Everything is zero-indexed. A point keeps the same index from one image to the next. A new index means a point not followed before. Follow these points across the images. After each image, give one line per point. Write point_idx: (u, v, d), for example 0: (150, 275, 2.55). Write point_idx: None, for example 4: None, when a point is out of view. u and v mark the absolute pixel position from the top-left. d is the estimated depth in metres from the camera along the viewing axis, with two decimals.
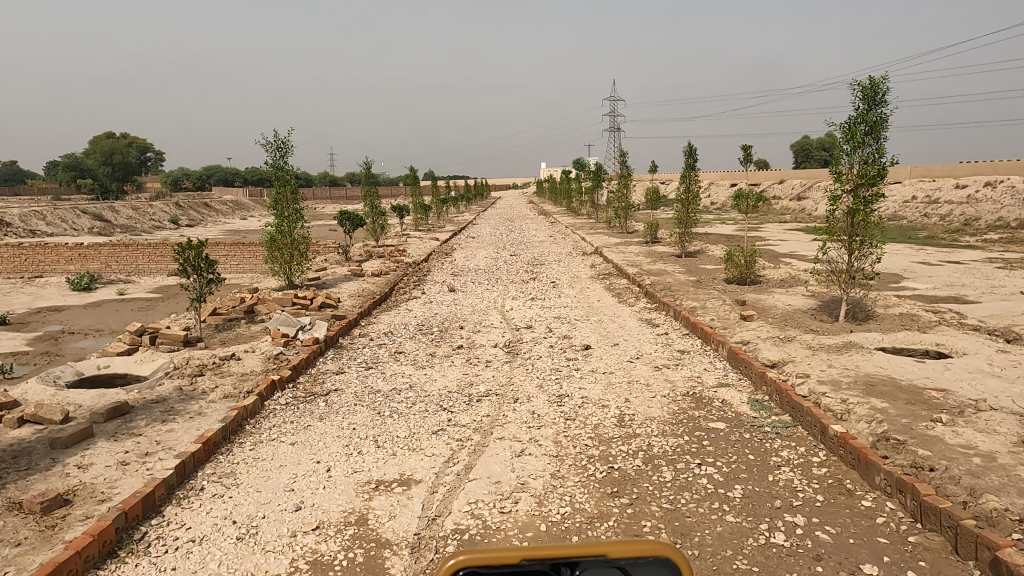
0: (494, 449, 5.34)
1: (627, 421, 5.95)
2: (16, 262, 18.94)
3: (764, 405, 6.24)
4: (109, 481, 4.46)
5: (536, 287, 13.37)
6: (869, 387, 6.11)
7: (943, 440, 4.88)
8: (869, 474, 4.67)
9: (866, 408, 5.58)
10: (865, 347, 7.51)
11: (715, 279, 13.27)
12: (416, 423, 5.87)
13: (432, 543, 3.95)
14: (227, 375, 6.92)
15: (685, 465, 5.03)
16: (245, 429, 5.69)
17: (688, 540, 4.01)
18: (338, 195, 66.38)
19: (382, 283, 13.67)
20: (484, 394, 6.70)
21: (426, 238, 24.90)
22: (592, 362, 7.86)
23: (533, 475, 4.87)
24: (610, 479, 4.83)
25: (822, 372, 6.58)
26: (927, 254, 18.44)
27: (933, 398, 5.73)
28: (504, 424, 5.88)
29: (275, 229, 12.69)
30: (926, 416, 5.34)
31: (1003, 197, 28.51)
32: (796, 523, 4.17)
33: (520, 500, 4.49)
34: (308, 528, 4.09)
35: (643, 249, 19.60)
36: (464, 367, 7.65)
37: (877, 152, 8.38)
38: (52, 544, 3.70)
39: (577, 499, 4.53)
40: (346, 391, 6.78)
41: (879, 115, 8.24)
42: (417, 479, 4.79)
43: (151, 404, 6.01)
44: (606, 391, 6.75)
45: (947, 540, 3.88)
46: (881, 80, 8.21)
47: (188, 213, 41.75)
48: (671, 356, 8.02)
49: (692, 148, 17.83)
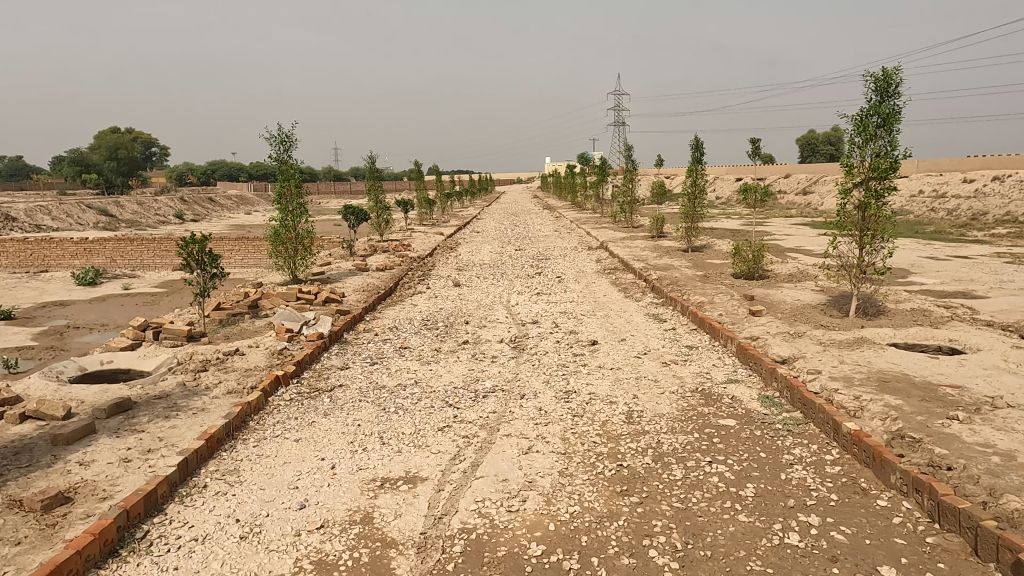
0: (501, 446, 5.27)
1: (635, 419, 5.86)
2: (21, 257, 19.04)
3: (775, 401, 6.15)
4: (111, 478, 4.38)
5: (542, 282, 13.34)
6: (882, 383, 5.97)
7: (960, 438, 4.75)
8: (884, 472, 4.57)
9: (880, 405, 5.44)
10: (877, 343, 7.38)
11: (722, 274, 13.17)
12: (422, 419, 5.80)
13: (439, 542, 3.89)
14: (231, 371, 6.83)
15: (696, 463, 4.94)
16: (249, 426, 5.62)
17: (700, 540, 3.93)
18: (343, 190, 66.69)
19: (387, 277, 13.63)
20: (490, 390, 6.62)
21: (431, 233, 24.78)
22: (599, 357, 7.77)
23: (541, 473, 4.79)
24: (619, 477, 4.74)
25: (834, 368, 6.46)
26: (935, 249, 18.25)
27: (949, 395, 5.60)
28: (511, 421, 5.79)
29: (279, 225, 12.55)
30: (942, 414, 5.20)
31: (1012, 190, 28.11)
32: (811, 523, 4.08)
33: (528, 498, 4.41)
34: (313, 526, 4.03)
35: (649, 244, 19.45)
36: (470, 363, 7.56)
37: (889, 145, 8.20)
38: (52, 544, 3.64)
39: (586, 497, 4.45)
40: (352, 386, 6.72)
41: (891, 108, 8.08)
42: (423, 477, 4.71)
43: (154, 400, 5.91)
44: (614, 388, 6.66)
45: (966, 541, 3.78)
46: (894, 71, 8.05)
47: (192, 208, 41.74)
48: (679, 352, 7.92)
49: (699, 141, 17.58)
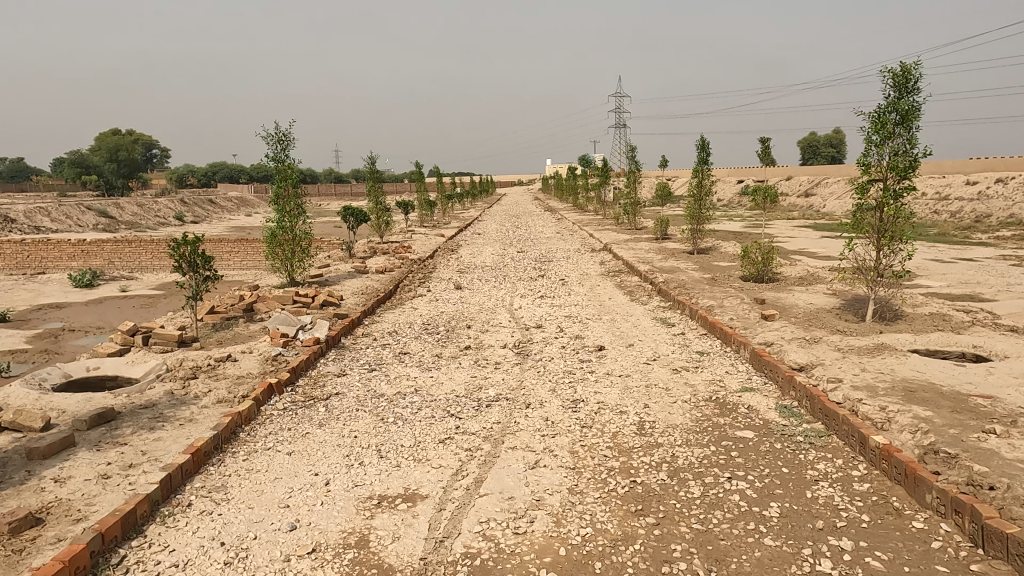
0: (506, 460, 4.95)
1: (647, 430, 5.54)
2: (19, 258, 18.78)
3: (794, 411, 5.84)
4: (86, 497, 4.07)
5: (545, 284, 13.03)
6: (908, 393, 5.65)
7: (999, 455, 4.42)
8: (918, 491, 4.24)
9: (909, 417, 5.11)
10: (898, 349, 7.06)
11: (730, 276, 12.85)
12: (422, 431, 5.48)
13: (440, 570, 3.58)
14: (222, 379, 6.51)
15: (714, 480, 4.63)
16: (239, 438, 5.31)
17: (724, 568, 3.61)
18: (343, 192, 66.44)
19: (387, 280, 13.33)
20: (493, 399, 6.30)
21: (432, 235, 24.47)
22: (607, 364, 7.45)
23: (550, 491, 4.47)
24: (633, 496, 4.42)
25: (855, 377, 6.14)
26: (940, 250, 18.02)
27: (981, 407, 5.28)
28: (516, 432, 5.48)
29: (276, 226, 12.26)
30: (977, 427, 4.87)
31: (1016, 192, 27.81)
32: (843, 548, 3.76)
33: (536, 518, 4.10)
34: (303, 551, 3.71)
35: (654, 246, 19.13)
36: (472, 370, 7.23)
37: (908, 143, 7.88)
38: (17, 573, 3.32)
39: (599, 518, 4.14)
40: (348, 395, 6.40)
41: (910, 104, 7.76)
42: (423, 495, 4.40)
43: (139, 410, 5.60)
44: (624, 396, 6.34)
45: (1016, 570, 3.45)
46: (913, 66, 7.73)
47: (193, 209, 41.52)
48: (690, 358, 7.61)
49: (705, 141, 17.25)
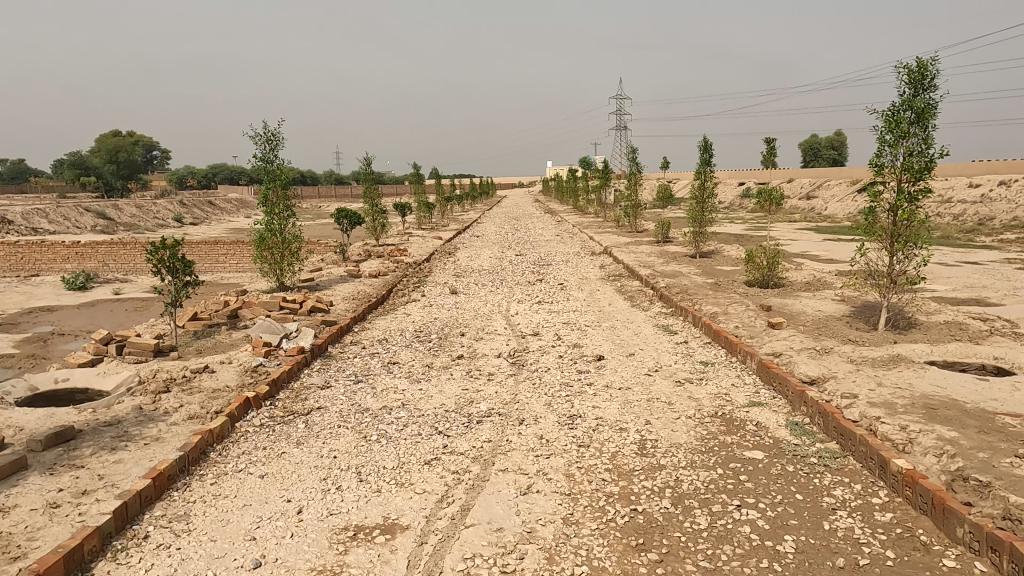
0: (495, 484, 4.56)
1: (649, 450, 5.14)
2: (11, 260, 18.42)
3: (806, 428, 5.45)
4: (29, 531, 3.69)
5: (543, 289, 12.64)
6: (929, 411, 5.26)
7: None
8: (949, 524, 3.85)
9: (933, 438, 4.72)
10: (914, 361, 6.66)
11: (733, 281, 12.45)
12: (406, 451, 5.09)
13: None
14: (196, 392, 6.12)
15: (722, 508, 4.24)
16: (208, 458, 4.93)
17: None
18: (343, 194, 66.11)
19: (380, 284, 12.94)
20: (484, 414, 5.91)
21: (430, 237, 24.10)
22: (606, 376, 7.06)
23: (542, 521, 4.08)
24: (634, 527, 4.03)
25: (871, 392, 5.74)
26: (944, 254, 17.67)
27: (1009, 427, 4.88)
28: (508, 452, 5.09)
29: (265, 228, 11.87)
30: (1008, 451, 4.48)
31: (1020, 195, 27.40)
32: None
33: (527, 554, 3.71)
34: None
35: (655, 249, 18.73)
36: (463, 382, 6.84)
37: (923, 142, 7.50)
38: None
39: (596, 553, 3.75)
40: (331, 409, 6.02)
41: (927, 102, 7.37)
42: (403, 526, 4.01)
43: (103, 428, 5.21)
44: (623, 412, 5.94)
45: None
46: (930, 61, 7.35)
47: (192, 211, 41.18)
48: (693, 369, 7.21)
49: (707, 143, 16.86)
